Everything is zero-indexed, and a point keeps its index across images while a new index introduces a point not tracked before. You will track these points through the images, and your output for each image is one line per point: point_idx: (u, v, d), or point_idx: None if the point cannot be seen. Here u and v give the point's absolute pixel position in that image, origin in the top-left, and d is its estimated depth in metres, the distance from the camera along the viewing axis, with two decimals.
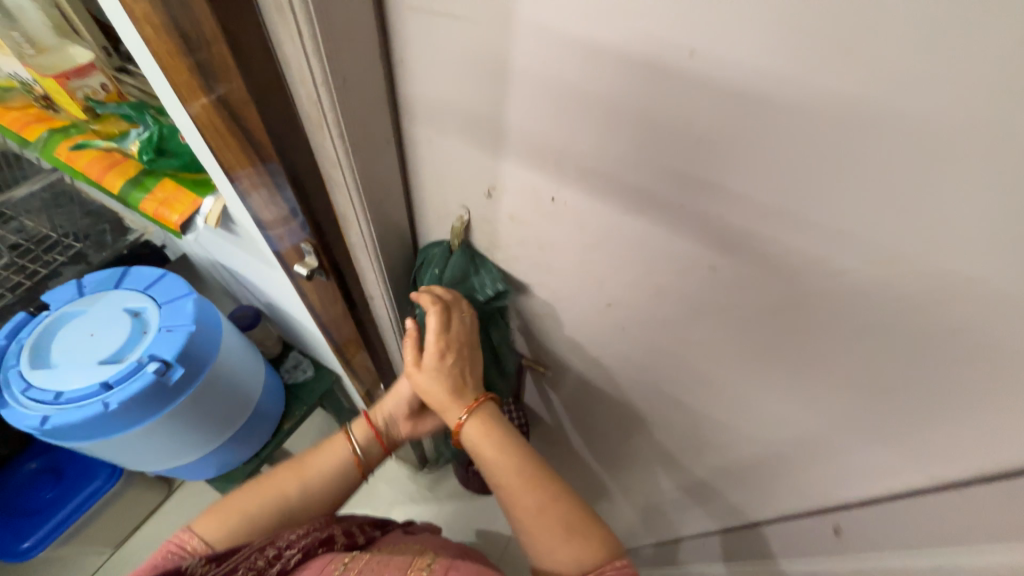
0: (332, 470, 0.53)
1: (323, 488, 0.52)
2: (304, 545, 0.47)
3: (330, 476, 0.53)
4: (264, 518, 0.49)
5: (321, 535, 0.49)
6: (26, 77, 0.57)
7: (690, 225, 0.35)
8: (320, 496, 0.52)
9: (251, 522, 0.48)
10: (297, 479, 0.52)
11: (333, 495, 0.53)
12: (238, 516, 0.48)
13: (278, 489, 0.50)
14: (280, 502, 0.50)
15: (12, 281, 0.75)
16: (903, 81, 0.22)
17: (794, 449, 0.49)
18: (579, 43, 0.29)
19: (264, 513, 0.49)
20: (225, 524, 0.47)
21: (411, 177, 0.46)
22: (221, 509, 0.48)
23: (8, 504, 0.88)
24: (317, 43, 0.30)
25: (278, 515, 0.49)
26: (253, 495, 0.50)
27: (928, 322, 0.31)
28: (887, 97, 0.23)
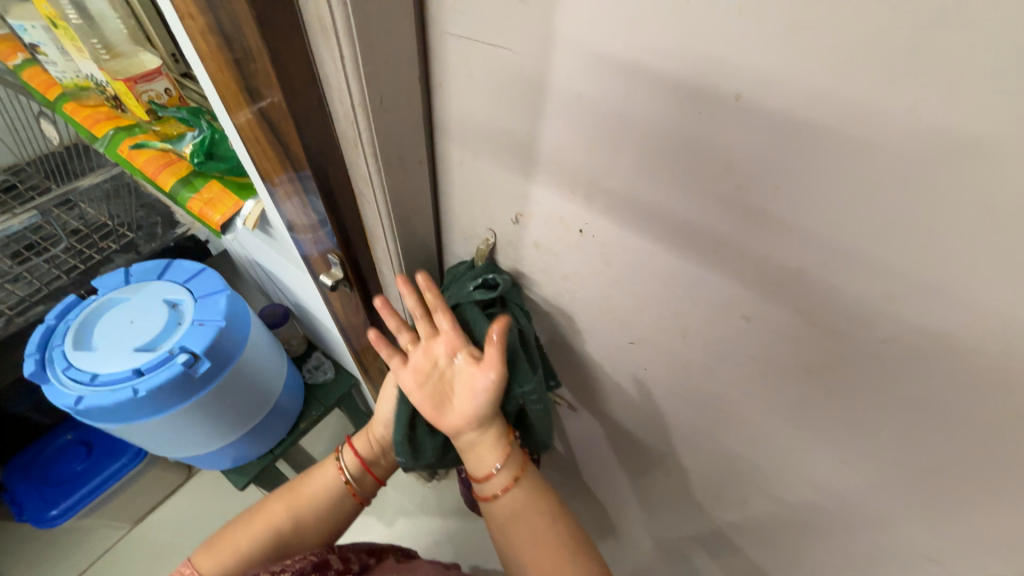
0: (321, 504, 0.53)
1: (318, 519, 0.53)
2: (297, 569, 0.46)
3: (323, 508, 0.53)
4: (261, 555, 0.49)
5: (316, 560, 0.49)
6: (101, 79, 0.61)
7: (722, 271, 0.33)
8: (315, 530, 0.52)
9: (244, 560, 0.48)
10: (289, 515, 0.52)
11: (324, 526, 0.53)
12: (233, 553, 0.49)
13: (269, 523, 0.51)
14: (275, 538, 0.50)
15: (68, 264, 0.81)
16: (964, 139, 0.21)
17: (828, 516, 0.45)
18: (618, 74, 0.28)
19: (257, 551, 0.49)
20: (219, 563, 0.48)
21: (441, 197, 0.47)
22: (220, 545, 0.50)
23: (43, 471, 0.93)
24: (357, 66, 0.31)
25: (272, 550, 0.49)
26: (248, 532, 0.50)
27: (992, 400, 0.28)
28: (948, 154, 0.21)
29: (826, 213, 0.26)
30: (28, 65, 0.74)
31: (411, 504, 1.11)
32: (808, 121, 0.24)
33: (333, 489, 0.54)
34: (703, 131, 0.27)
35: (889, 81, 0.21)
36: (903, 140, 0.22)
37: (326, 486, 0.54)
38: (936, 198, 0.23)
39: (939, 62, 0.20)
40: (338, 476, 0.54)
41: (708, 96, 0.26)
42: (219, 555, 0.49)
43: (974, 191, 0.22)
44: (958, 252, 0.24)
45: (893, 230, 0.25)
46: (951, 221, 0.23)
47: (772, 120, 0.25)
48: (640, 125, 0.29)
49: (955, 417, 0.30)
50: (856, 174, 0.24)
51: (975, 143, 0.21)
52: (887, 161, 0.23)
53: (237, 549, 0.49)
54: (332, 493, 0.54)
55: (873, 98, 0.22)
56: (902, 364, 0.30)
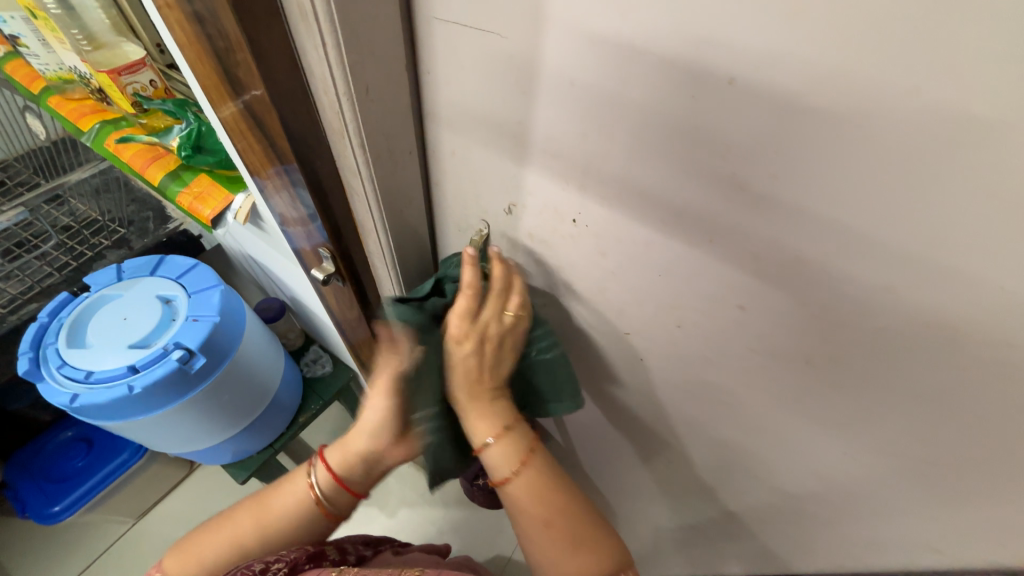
0: (289, 519, 0.50)
1: (283, 536, 0.50)
2: (292, 559, 0.47)
3: (291, 523, 0.50)
4: (224, 567, 0.48)
5: (311, 551, 0.50)
6: (85, 71, 0.60)
7: (718, 261, 0.33)
8: (280, 546, 0.50)
9: (210, 572, 0.48)
10: (253, 529, 0.50)
11: (296, 538, 0.51)
12: (196, 564, 0.48)
13: (233, 539, 0.49)
14: (237, 552, 0.49)
15: (60, 260, 0.81)
16: (964, 120, 0.20)
17: (826, 503, 0.45)
18: (610, 58, 0.27)
19: (221, 564, 0.48)
20: (184, 571, 0.48)
21: (433, 188, 0.46)
22: (185, 553, 0.49)
23: (44, 469, 0.94)
24: (340, 53, 0.30)
25: (237, 562, 0.49)
26: (210, 544, 0.49)
27: (991, 388, 0.28)
28: (946, 135, 0.21)
29: (826, 199, 0.26)
30: (10, 57, 0.72)
31: (413, 495, 1.12)
32: (804, 105, 0.23)
33: (301, 502, 0.51)
34: (699, 115, 0.27)
35: (890, 62, 0.20)
36: (904, 124, 0.21)
37: (294, 500, 0.51)
38: (935, 182, 0.22)
39: (939, 40, 0.19)
40: (306, 488, 0.51)
41: (704, 79, 0.25)
42: (186, 560, 0.49)
43: (976, 173, 0.21)
44: (960, 239, 0.23)
45: (893, 217, 0.24)
46: (952, 207, 0.23)
47: (768, 105, 0.24)
48: (633, 111, 0.29)
49: (955, 407, 0.30)
50: (855, 160, 0.24)
51: (979, 127, 0.20)
52: (883, 144, 0.22)
53: (200, 561, 0.48)
54: (299, 507, 0.51)
55: (874, 80, 0.21)
56: (901, 354, 0.30)
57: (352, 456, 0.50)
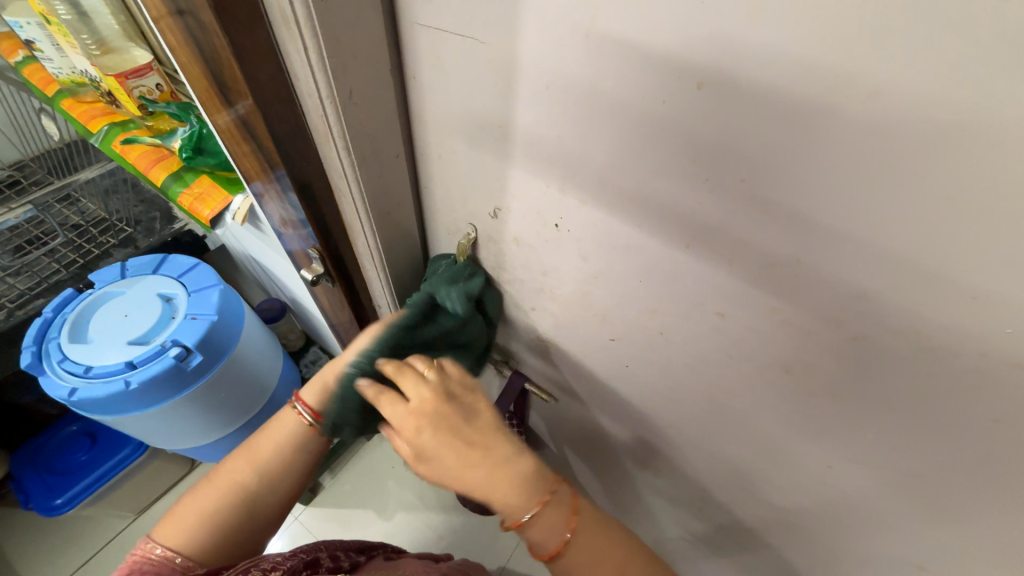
0: (282, 450, 0.49)
1: (283, 466, 0.49)
2: (289, 566, 0.46)
3: (285, 455, 0.49)
4: (225, 516, 0.46)
5: (304, 558, 0.48)
6: (94, 74, 0.62)
7: (696, 265, 0.33)
8: (281, 476, 0.49)
9: (211, 524, 0.45)
10: (247, 467, 0.48)
11: (294, 469, 0.50)
12: (195, 519, 0.45)
13: (229, 483, 0.47)
14: (237, 493, 0.47)
15: (68, 257, 0.85)
16: (925, 128, 0.20)
17: (817, 519, 0.44)
18: (583, 62, 0.28)
19: (220, 511, 0.46)
20: (184, 528, 0.45)
21: (422, 192, 0.46)
22: (178, 516, 0.46)
23: (48, 461, 0.96)
24: (322, 57, 0.30)
25: (240, 510, 0.47)
26: (205, 496, 0.47)
27: (971, 398, 0.27)
28: (909, 143, 0.21)
29: (800, 205, 0.26)
30: (28, 61, 0.75)
31: (410, 498, 1.12)
32: (770, 113, 0.23)
33: (294, 436, 0.50)
34: (673, 117, 0.27)
35: (853, 67, 0.20)
36: (873, 128, 0.21)
37: (285, 433, 0.50)
38: (898, 191, 0.22)
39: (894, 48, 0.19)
40: (296, 417, 0.50)
41: (673, 82, 0.25)
42: (182, 524, 0.46)
43: (943, 179, 0.21)
44: (930, 247, 0.23)
45: (866, 223, 0.24)
46: (920, 214, 0.22)
47: (736, 113, 0.24)
48: (609, 114, 0.29)
49: (937, 420, 0.30)
50: (825, 162, 0.23)
51: (946, 132, 0.20)
52: (847, 151, 0.22)
53: (199, 515, 0.46)
54: (293, 438, 0.50)
55: (835, 85, 0.21)
56: (881, 364, 0.29)
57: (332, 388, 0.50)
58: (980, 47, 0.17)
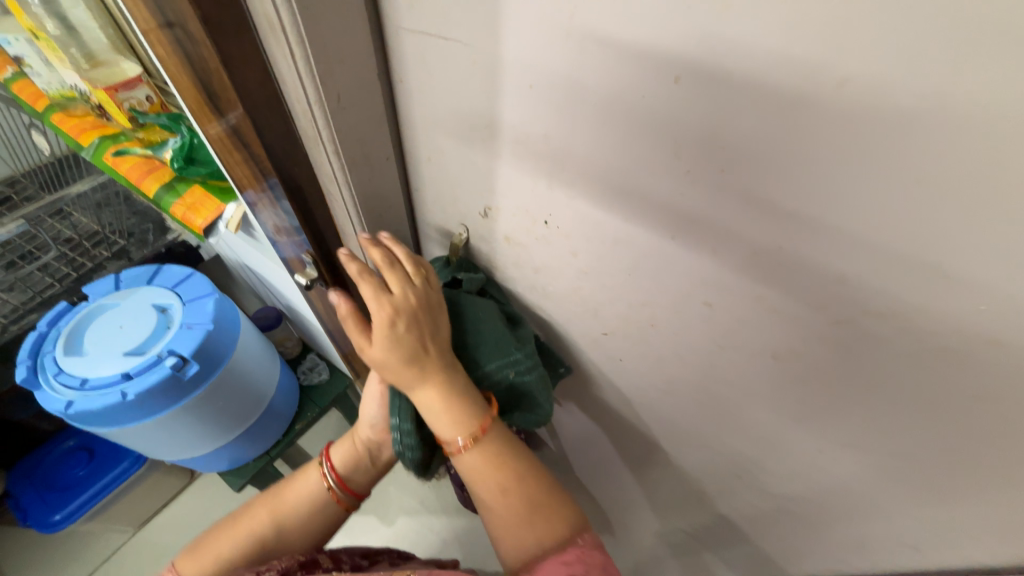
0: (304, 508, 0.53)
1: (301, 528, 0.52)
2: (283, 566, 0.46)
3: (306, 513, 0.53)
4: (239, 562, 0.48)
5: (303, 558, 0.48)
6: (84, 88, 0.62)
7: (684, 256, 0.33)
8: (300, 538, 0.52)
9: (224, 565, 0.48)
10: (272, 520, 0.51)
11: (312, 531, 0.52)
12: (215, 562, 0.48)
13: (251, 531, 0.50)
14: (257, 544, 0.49)
15: (62, 271, 0.85)
16: (891, 113, 0.21)
17: (815, 505, 0.44)
18: (565, 58, 0.28)
19: (239, 557, 0.48)
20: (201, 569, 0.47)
21: (413, 193, 0.47)
22: (199, 553, 0.49)
23: (46, 478, 0.95)
24: (309, 63, 0.31)
25: (254, 557, 0.48)
26: (227, 539, 0.49)
27: (954, 377, 0.28)
28: (878, 131, 0.22)
29: (778, 193, 0.26)
30: (17, 77, 0.76)
31: (411, 503, 1.11)
32: (745, 102, 0.24)
33: (316, 495, 0.54)
34: (653, 112, 0.27)
35: (825, 54, 0.21)
36: (847, 115, 0.22)
37: (309, 491, 0.54)
38: (870, 175, 0.23)
39: (860, 35, 0.20)
40: (322, 481, 0.54)
41: (652, 77, 0.26)
42: (199, 560, 0.48)
43: (911, 160, 0.22)
44: (905, 227, 0.24)
45: (842, 208, 0.25)
46: (893, 196, 0.23)
47: (715, 105, 0.25)
48: (591, 111, 0.30)
49: (921, 399, 0.30)
50: (802, 150, 0.24)
51: (912, 117, 0.21)
52: (821, 141, 0.23)
53: (219, 556, 0.48)
54: (314, 498, 0.54)
55: (805, 74, 0.22)
56: (865, 347, 0.30)
57: (360, 452, 0.56)
58: (938, 32, 0.18)
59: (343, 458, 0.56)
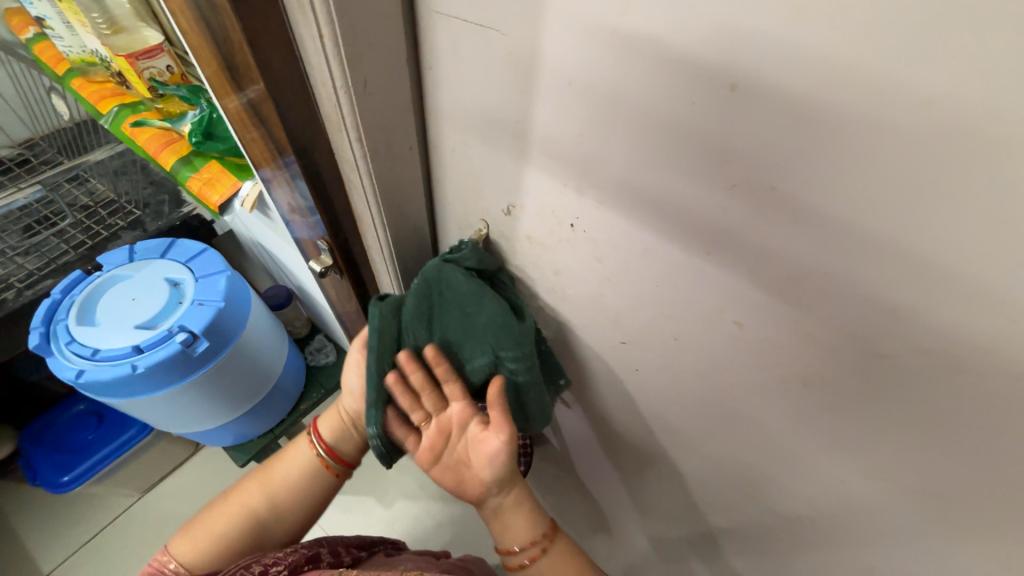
0: (295, 481, 0.53)
1: (294, 498, 0.52)
2: (291, 562, 0.45)
3: (296, 485, 0.52)
4: (236, 538, 0.49)
5: (307, 552, 0.48)
6: (105, 55, 0.61)
7: (716, 273, 0.32)
8: (293, 504, 0.52)
9: (222, 548, 0.48)
10: (262, 493, 0.51)
11: (303, 499, 0.53)
12: (208, 539, 0.48)
13: (244, 505, 0.50)
14: (249, 518, 0.50)
15: (78, 239, 0.84)
16: (975, 140, 0.19)
17: (826, 531, 0.43)
18: (610, 54, 0.26)
19: (233, 533, 0.49)
20: (194, 546, 0.48)
21: (434, 185, 0.45)
22: (193, 533, 0.49)
23: (58, 439, 0.97)
24: (337, 45, 0.29)
25: (248, 533, 0.49)
26: (219, 519, 0.49)
27: (999, 426, 0.26)
28: (953, 158, 0.20)
29: (830, 216, 0.25)
30: (38, 39, 0.75)
31: (410, 488, 1.12)
32: (806, 116, 0.22)
33: (307, 468, 0.53)
34: (700, 120, 0.25)
35: (907, 69, 0.19)
36: (921, 139, 0.20)
37: (299, 464, 0.53)
38: (938, 205, 0.21)
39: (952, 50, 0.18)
40: (311, 451, 0.54)
41: (704, 83, 0.24)
42: (195, 542, 0.48)
43: (985, 193, 0.20)
44: (972, 262, 0.22)
45: (901, 238, 0.23)
46: (959, 231, 0.21)
47: (771, 115, 0.23)
48: (633, 112, 0.28)
49: (958, 441, 0.29)
50: (865, 172, 0.22)
51: (993, 146, 0.19)
52: (888, 163, 0.21)
53: (211, 534, 0.48)
54: (306, 471, 0.53)
55: (882, 90, 0.20)
56: (904, 382, 0.28)
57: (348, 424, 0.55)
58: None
59: (331, 428, 0.55)
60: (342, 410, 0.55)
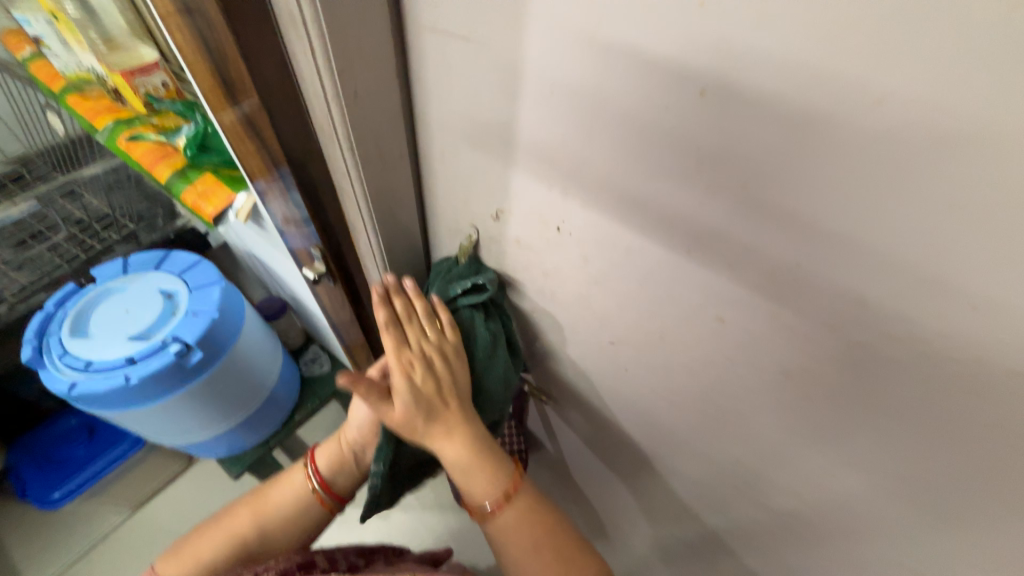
0: (288, 509, 0.52)
1: (284, 526, 0.52)
2: (281, 566, 0.46)
3: (289, 515, 0.52)
4: (222, 566, 0.48)
5: (299, 559, 0.48)
6: (101, 71, 0.62)
7: (697, 270, 0.33)
8: (283, 535, 0.51)
9: (205, 568, 0.48)
10: (252, 521, 0.51)
11: (293, 532, 0.52)
12: (195, 565, 0.48)
13: (232, 532, 0.50)
14: (237, 545, 0.49)
15: (71, 252, 0.85)
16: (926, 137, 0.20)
17: (816, 525, 0.44)
18: (588, 63, 0.28)
19: (220, 560, 0.48)
20: (181, 570, 0.48)
21: (425, 193, 0.47)
22: (180, 554, 0.49)
23: (48, 454, 0.97)
24: (329, 57, 0.31)
25: (234, 559, 0.49)
26: (205, 541, 0.50)
27: (968, 410, 0.27)
28: (906, 156, 0.21)
29: (798, 212, 0.26)
30: (35, 57, 0.76)
31: (406, 499, 1.11)
32: (770, 117, 0.24)
33: (300, 499, 0.53)
34: (674, 123, 0.27)
35: (859, 70, 0.20)
36: (876, 136, 0.21)
37: (293, 494, 0.53)
38: (898, 199, 0.22)
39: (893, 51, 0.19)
40: (306, 482, 0.53)
41: (676, 89, 0.26)
42: (181, 562, 0.49)
43: (935, 185, 0.21)
44: (932, 252, 0.23)
45: (866, 230, 0.24)
46: (914, 222, 0.23)
47: (739, 116, 0.25)
48: (613, 117, 0.29)
49: (932, 427, 0.30)
50: (828, 170, 0.24)
51: (940, 139, 0.20)
52: (848, 160, 0.23)
53: (200, 559, 0.49)
54: (298, 501, 0.52)
55: (839, 90, 0.21)
56: (878, 371, 0.30)
57: (346, 459, 0.54)
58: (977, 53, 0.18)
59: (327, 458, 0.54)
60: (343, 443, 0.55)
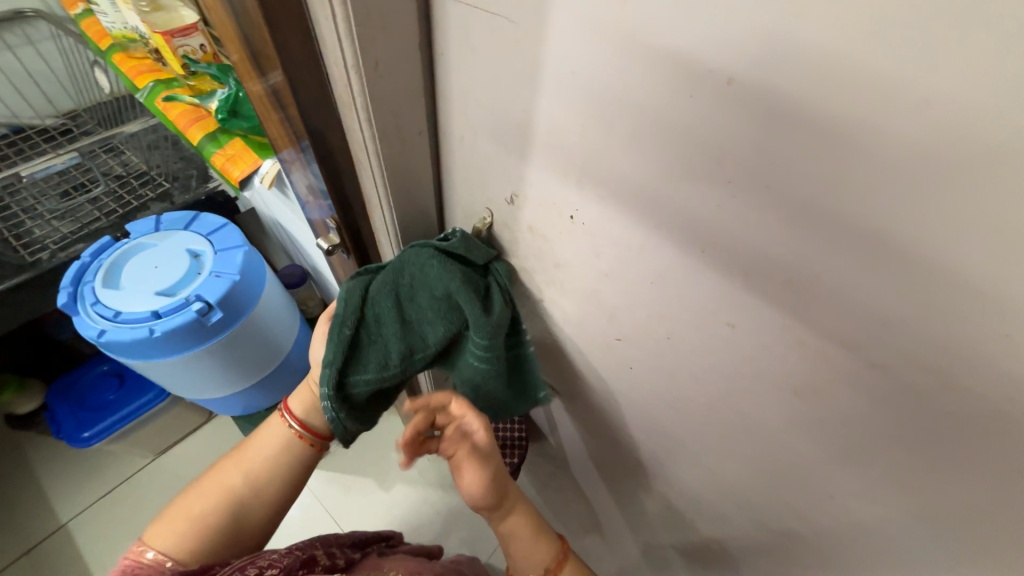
0: (271, 455, 0.53)
1: (271, 473, 0.53)
2: (285, 564, 0.44)
3: (275, 460, 0.53)
4: (216, 519, 0.49)
5: (302, 555, 0.48)
6: (144, 32, 0.64)
7: (710, 274, 0.31)
8: (274, 482, 0.53)
9: (200, 524, 0.48)
10: (239, 471, 0.52)
11: (280, 476, 0.54)
12: (187, 524, 0.48)
13: (221, 485, 0.51)
14: (228, 496, 0.50)
15: (109, 207, 0.88)
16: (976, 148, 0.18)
17: (818, 549, 0.42)
18: (611, 46, 0.26)
19: (215, 515, 0.49)
20: (176, 532, 0.48)
21: (443, 173, 0.46)
22: (170, 518, 0.49)
23: (82, 396, 1.02)
24: (350, 25, 0.30)
25: (228, 512, 0.50)
26: (195, 501, 0.50)
27: (994, 448, 0.25)
28: (951, 169, 0.19)
29: (824, 221, 0.24)
30: (86, 15, 0.79)
31: (410, 474, 1.14)
32: (801, 116, 0.22)
33: (283, 441, 0.54)
34: (697, 115, 0.25)
35: (905, 68, 0.18)
36: (916, 141, 0.19)
37: (274, 437, 0.55)
38: (937, 214, 0.20)
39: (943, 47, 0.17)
40: (284, 426, 0.55)
41: (701, 79, 0.24)
42: (173, 526, 0.48)
43: (979, 200, 0.19)
44: (969, 273, 0.21)
45: (898, 243, 0.22)
46: (952, 239, 0.21)
47: (767, 113, 0.23)
48: (634, 106, 0.28)
49: (952, 462, 0.28)
50: (860, 178, 0.22)
51: (990, 149, 0.18)
52: (884, 168, 0.21)
53: (191, 518, 0.49)
54: (282, 446, 0.54)
55: (878, 89, 0.19)
56: (896, 397, 0.28)
57: (316, 393, 0.55)
58: None
59: (301, 401, 0.56)
60: (310, 384, 0.56)
